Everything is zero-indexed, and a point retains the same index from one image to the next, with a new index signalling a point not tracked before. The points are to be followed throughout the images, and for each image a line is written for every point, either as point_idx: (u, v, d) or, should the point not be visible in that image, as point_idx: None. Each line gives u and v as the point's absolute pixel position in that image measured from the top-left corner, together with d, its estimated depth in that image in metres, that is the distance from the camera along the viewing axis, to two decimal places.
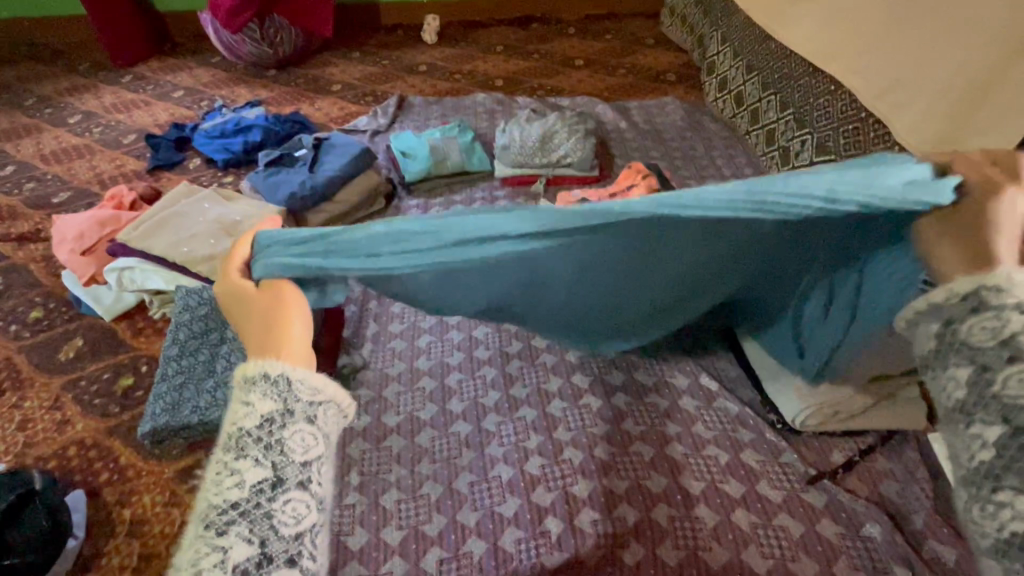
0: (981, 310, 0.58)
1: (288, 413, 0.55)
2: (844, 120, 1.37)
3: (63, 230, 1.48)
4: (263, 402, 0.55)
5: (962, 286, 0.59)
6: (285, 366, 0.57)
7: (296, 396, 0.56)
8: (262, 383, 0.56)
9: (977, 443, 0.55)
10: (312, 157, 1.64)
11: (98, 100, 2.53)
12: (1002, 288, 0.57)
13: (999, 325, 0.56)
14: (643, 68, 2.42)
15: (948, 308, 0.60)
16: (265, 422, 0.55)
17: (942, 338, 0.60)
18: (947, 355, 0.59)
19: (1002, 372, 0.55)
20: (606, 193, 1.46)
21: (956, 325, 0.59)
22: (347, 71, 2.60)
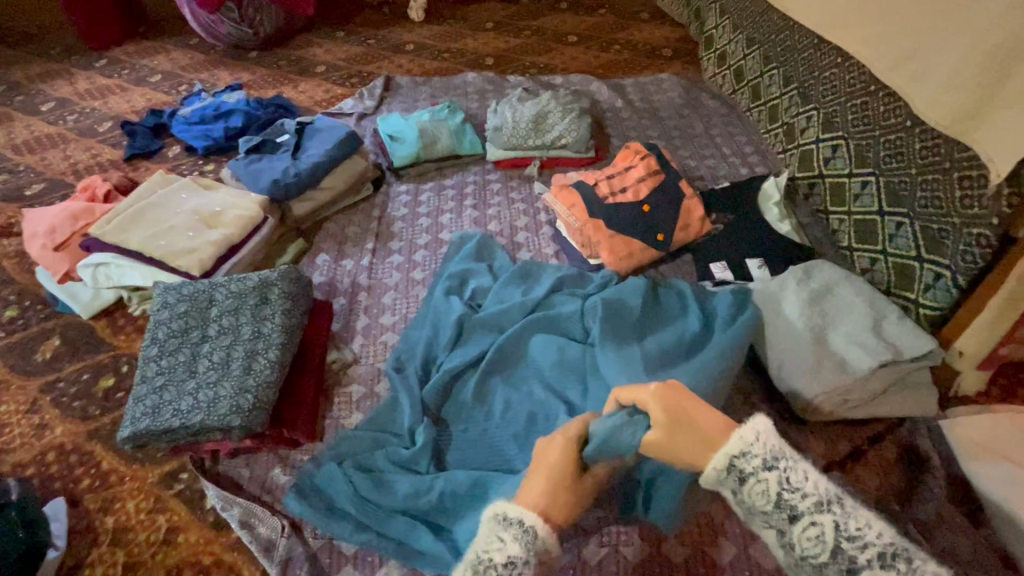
0: (748, 479, 0.74)
1: (525, 561, 0.77)
2: (852, 94, 1.31)
3: (34, 224, 1.41)
4: (513, 543, 0.77)
5: (721, 462, 0.75)
6: (538, 521, 0.79)
7: (536, 545, 0.77)
8: (513, 528, 0.78)
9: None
10: (295, 142, 1.57)
11: (71, 86, 2.42)
12: (746, 453, 0.74)
13: (766, 489, 0.73)
14: (639, 44, 2.33)
15: (727, 480, 0.75)
16: (510, 563, 0.76)
17: (742, 502, 0.76)
18: (759, 518, 0.75)
19: (794, 531, 0.72)
20: (603, 175, 1.40)
21: (743, 496, 0.74)
22: (331, 51, 2.50)
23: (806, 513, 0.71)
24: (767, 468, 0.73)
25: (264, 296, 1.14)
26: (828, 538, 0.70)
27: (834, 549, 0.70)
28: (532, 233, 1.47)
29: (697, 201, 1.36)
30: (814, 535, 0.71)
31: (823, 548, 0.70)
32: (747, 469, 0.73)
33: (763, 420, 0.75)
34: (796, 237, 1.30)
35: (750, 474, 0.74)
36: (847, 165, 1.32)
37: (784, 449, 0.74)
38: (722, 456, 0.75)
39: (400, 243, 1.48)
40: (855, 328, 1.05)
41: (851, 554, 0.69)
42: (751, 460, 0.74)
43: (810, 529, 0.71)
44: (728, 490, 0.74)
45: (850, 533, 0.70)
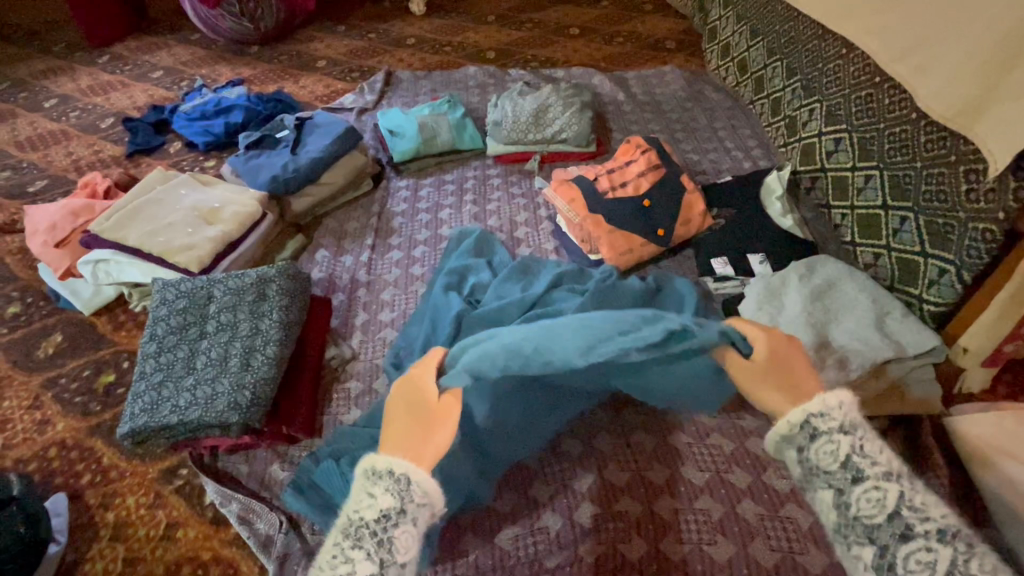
0: (817, 437, 0.69)
1: (401, 511, 0.66)
2: (856, 85, 1.28)
3: (36, 221, 1.42)
4: (384, 498, 0.67)
5: (797, 418, 0.71)
6: (408, 468, 0.68)
7: (411, 497, 0.67)
8: (385, 479, 0.68)
9: (858, 562, 0.64)
10: (293, 137, 1.56)
11: (74, 82, 2.43)
12: (823, 414, 0.70)
13: (835, 449, 0.68)
14: (642, 36, 2.30)
15: (794, 438, 0.71)
16: (383, 516, 0.66)
17: (800, 463, 0.71)
18: (812, 481, 0.69)
19: (853, 494, 0.65)
20: (603, 169, 1.39)
21: (807, 454, 0.70)
22: (332, 46, 2.49)
23: (874, 478, 0.65)
24: (842, 431, 0.69)
25: (262, 292, 1.14)
26: (890, 506, 0.64)
27: (894, 515, 0.63)
28: (532, 228, 1.46)
29: (698, 196, 1.34)
30: (875, 500, 0.64)
31: (882, 514, 0.64)
32: (822, 429, 0.69)
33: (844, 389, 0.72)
34: (798, 231, 1.28)
35: (822, 433, 0.70)
36: (850, 158, 1.30)
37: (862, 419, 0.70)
38: (800, 410, 0.71)
39: (400, 238, 1.47)
40: (858, 324, 1.04)
41: (917, 530, 0.62)
42: (827, 421, 0.70)
43: (873, 493, 0.65)
44: (795, 445, 0.70)
45: (917, 505, 0.64)
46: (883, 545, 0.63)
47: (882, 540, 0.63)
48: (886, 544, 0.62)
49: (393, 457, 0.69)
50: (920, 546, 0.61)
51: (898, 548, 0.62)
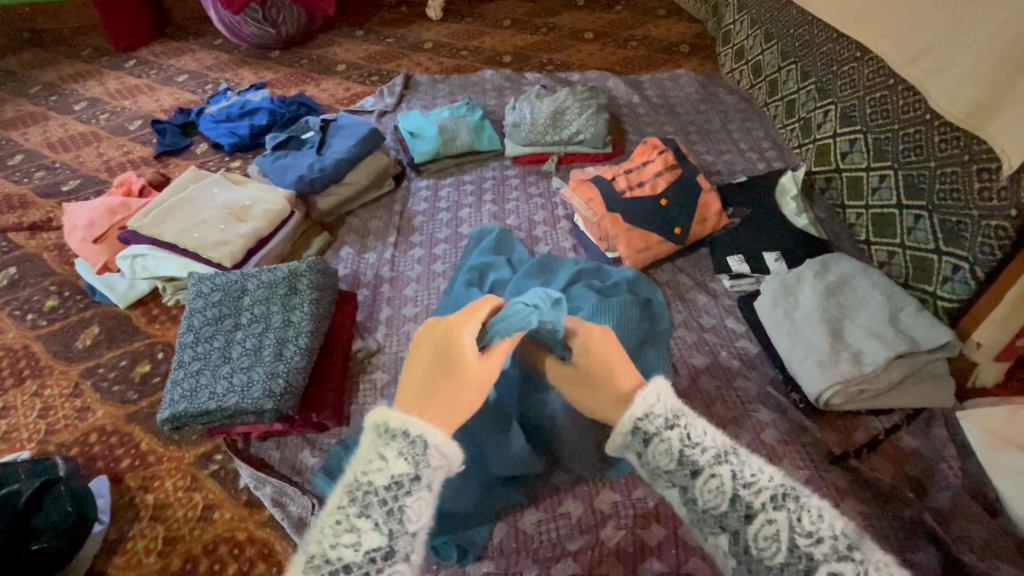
0: (651, 438, 0.72)
1: (416, 478, 0.66)
2: (870, 88, 1.31)
3: (74, 217, 1.48)
4: (397, 463, 0.66)
5: (627, 424, 0.73)
6: (426, 431, 0.68)
7: (426, 462, 0.67)
8: (400, 441, 0.67)
9: (719, 549, 0.66)
10: (319, 139, 1.61)
11: (103, 86, 2.50)
12: (648, 414, 0.73)
13: (668, 446, 0.70)
14: (655, 40, 2.34)
15: (631, 444, 0.73)
16: (394, 483, 0.65)
17: (644, 467, 0.73)
18: (660, 481, 0.72)
19: (695, 486, 0.68)
20: (620, 170, 1.42)
21: (647, 457, 0.72)
22: (351, 50, 2.55)
23: (706, 465, 0.68)
24: (668, 425, 0.72)
25: (293, 286, 1.18)
26: (727, 487, 0.66)
27: (733, 496, 0.66)
28: (550, 227, 1.50)
29: (714, 195, 1.37)
30: (715, 486, 0.67)
31: (721, 496, 0.66)
32: (651, 431, 0.72)
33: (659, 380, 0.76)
34: (813, 230, 1.31)
35: (653, 433, 0.72)
36: (864, 159, 1.32)
37: (683, 408, 0.73)
38: (627, 418, 0.73)
39: (421, 237, 1.52)
40: (872, 321, 1.06)
41: (753, 504, 0.65)
42: (653, 420, 0.73)
43: (711, 480, 0.67)
44: (632, 452, 0.72)
45: (748, 479, 0.67)
46: (732, 529, 0.65)
47: (731, 525, 0.65)
48: (735, 527, 0.65)
49: (412, 419, 0.69)
50: (758, 518, 0.64)
51: (746, 529, 0.64)
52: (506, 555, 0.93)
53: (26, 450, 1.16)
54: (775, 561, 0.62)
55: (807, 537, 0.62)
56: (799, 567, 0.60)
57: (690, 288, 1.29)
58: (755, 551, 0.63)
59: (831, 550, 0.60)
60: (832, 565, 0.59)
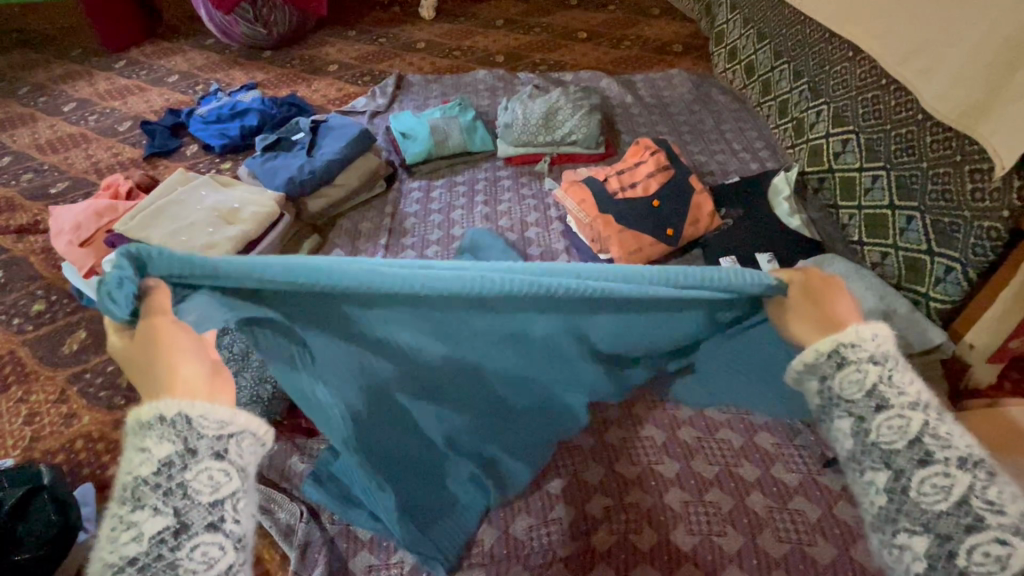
0: (845, 365, 0.62)
1: (188, 453, 0.52)
2: (862, 88, 1.31)
3: (60, 221, 1.46)
4: (160, 447, 0.52)
5: (825, 346, 0.63)
6: (182, 405, 0.53)
7: (198, 433, 0.53)
8: (157, 427, 0.52)
9: (872, 485, 0.60)
10: (309, 141, 1.60)
11: (92, 87, 2.48)
12: (855, 343, 0.63)
13: (863, 378, 0.61)
14: (649, 39, 2.33)
15: (819, 366, 0.64)
16: (163, 466, 0.52)
17: (821, 395, 0.65)
18: (832, 410, 0.64)
19: (875, 421, 0.60)
20: (613, 170, 1.41)
21: (833, 383, 0.63)
22: (343, 50, 2.53)
23: (899, 407, 0.60)
24: (874, 360, 0.62)
25: None
26: (913, 432, 0.59)
27: (915, 441, 0.59)
28: (543, 228, 1.49)
29: (707, 196, 1.36)
30: (898, 427, 0.59)
31: (903, 441, 0.59)
32: (850, 360, 0.62)
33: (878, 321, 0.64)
34: (805, 231, 1.30)
35: (849, 362, 0.63)
36: (857, 159, 1.32)
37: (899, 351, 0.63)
38: (827, 340, 0.63)
39: (413, 238, 1.51)
40: (864, 322, 1.05)
41: (936, 455, 0.58)
42: (857, 351, 0.63)
43: (897, 421, 0.60)
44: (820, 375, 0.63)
45: (940, 433, 0.59)
46: (900, 468, 0.58)
47: (900, 464, 0.58)
48: (902, 467, 0.58)
49: (163, 400, 0.53)
50: (935, 469, 0.57)
51: (915, 471, 0.58)
52: (497, 561, 0.92)
53: (11, 458, 1.14)
54: (933, 510, 0.56)
55: (987, 502, 0.55)
56: (962, 520, 0.55)
57: None
58: (914, 496, 0.57)
59: (1009, 521, 0.54)
60: (1004, 534, 0.54)
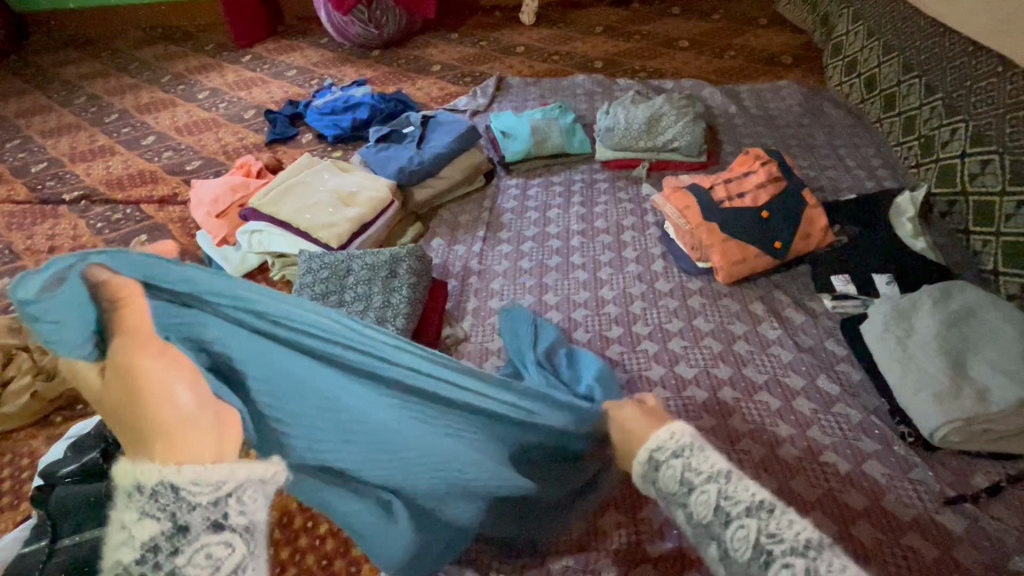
0: (658, 468, 0.62)
1: (179, 531, 0.45)
2: (1013, 105, 1.20)
3: (201, 194, 1.63)
4: (144, 527, 0.44)
5: (641, 455, 0.64)
6: (165, 475, 0.44)
7: (189, 504, 0.45)
8: (141, 500, 0.45)
9: (712, 560, 0.58)
10: (419, 134, 1.69)
11: (223, 78, 2.75)
12: (664, 445, 0.63)
13: (671, 472, 0.61)
14: (755, 50, 2.27)
15: (647, 474, 0.64)
16: (149, 552, 0.44)
17: (655, 491, 0.64)
18: (669, 503, 0.62)
19: (689, 501, 0.59)
20: (719, 178, 1.39)
21: (657, 486, 0.63)
22: (446, 52, 2.65)
23: (699, 482, 0.59)
24: (677, 451, 0.62)
25: (393, 271, 1.25)
26: (713, 502, 0.57)
27: (721, 510, 0.57)
28: (639, 233, 1.49)
29: (820, 210, 1.31)
30: (704, 500, 0.58)
31: (712, 512, 0.57)
32: (660, 461, 0.62)
33: (682, 419, 0.65)
34: (931, 255, 1.22)
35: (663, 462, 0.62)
36: (998, 182, 1.21)
37: (700, 438, 0.62)
38: (643, 450, 0.64)
39: (509, 233, 1.56)
40: (1002, 356, 0.97)
41: (732, 512, 0.56)
42: (664, 452, 0.63)
43: (701, 496, 0.58)
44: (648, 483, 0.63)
45: (730, 494, 0.57)
46: (717, 536, 0.56)
47: (714, 532, 0.57)
48: (717, 534, 0.56)
49: (135, 465, 0.45)
50: (736, 523, 0.55)
51: (723, 535, 0.56)
52: (583, 551, 0.93)
53: None
54: (745, 565, 0.54)
55: (772, 537, 0.54)
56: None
57: (786, 305, 1.25)
58: (730, 553, 0.55)
59: (790, 547, 0.52)
60: (787, 560, 0.52)
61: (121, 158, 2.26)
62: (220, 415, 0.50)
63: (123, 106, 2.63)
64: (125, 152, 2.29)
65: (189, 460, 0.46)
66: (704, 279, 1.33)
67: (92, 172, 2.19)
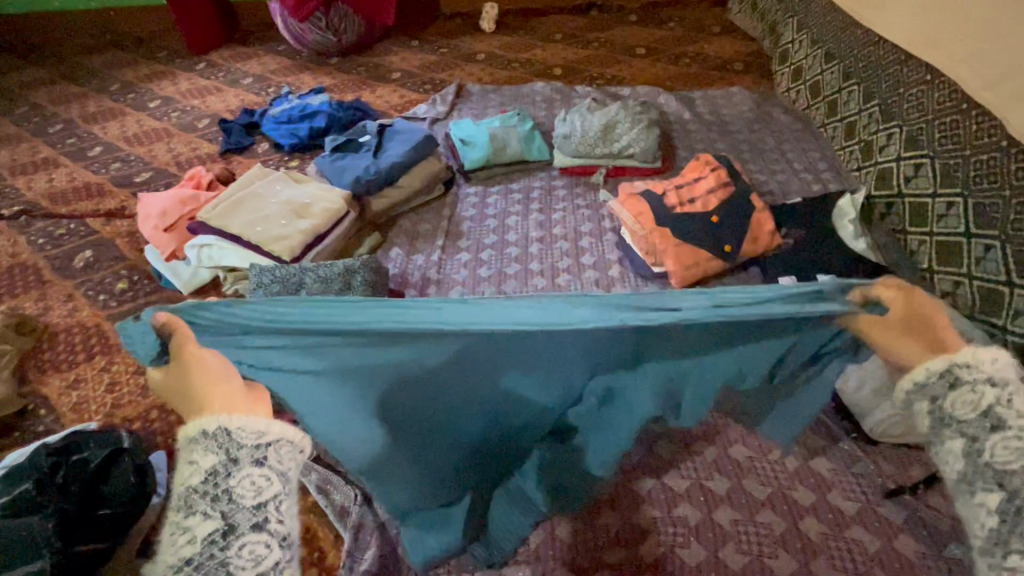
0: (958, 387, 0.67)
1: (231, 462, 0.62)
2: (940, 112, 1.27)
3: (148, 207, 1.58)
4: (207, 459, 0.62)
5: (937, 366, 0.68)
6: (223, 419, 0.63)
7: (239, 443, 0.63)
8: (204, 441, 0.63)
9: (982, 505, 0.65)
10: (375, 143, 1.67)
11: (175, 86, 2.67)
12: (972, 364, 0.67)
13: (977, 398, 0.66)
14: (708, 57, 2.33)
15: (930, 386, 0.69)
16: (210, 477, 0.61)
17: (929, 414, 0.69)
18: (941, 430, 0.69)
19: (988, 439, 0.66)
20: (671, 184, 1.42)
21: (942, 403, 0.68)
22: (406, 60, 2.64)
23: (1009, 421, 0.65)
24: (990, 381, 0.67)
25: (347, 283, 1.24)
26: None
27: (999, 429, 0.65)
28: (596, 239, 1.51)
29: (768, 215, 1.36)
30: (1012, 445, 0.65)
31: (975, 412, 0.66)
32: (966, 380, 0.67)
33: (993, 346, 0.69)
34: (871, 255, 1.27)
35: (964, 382, 0.67)
36: (931, 184, 1.28)
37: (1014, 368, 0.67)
38: (948, 360, 0.68)
39: (469, 242, 1.55)
40: None
41: (1009, 423, 0.65)
42: (971, 372, 0.67)
43: (1010, 441, 0.65)
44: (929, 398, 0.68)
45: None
46: (985, 467, 0.65)
47: (972, 450, 0.67)
48: (986, 463, 0.65)
49: (208, 419, 0.63)
50: (1008, 434, 0.65)
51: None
52: (541, 559, 0.93)
53: (95, 421, 1.24)
54: None
55: None
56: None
57: None
58: (1019, 486, 0.64)
59: None
60: None
61: (65, 170, 2.16)
62: (251, 390, 0.68)
63: (67, 115, 2.52)
64: (70, 164, 2.19)
65: (238, 413, 0.64)
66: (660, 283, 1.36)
67: (33, 185, 2.09)
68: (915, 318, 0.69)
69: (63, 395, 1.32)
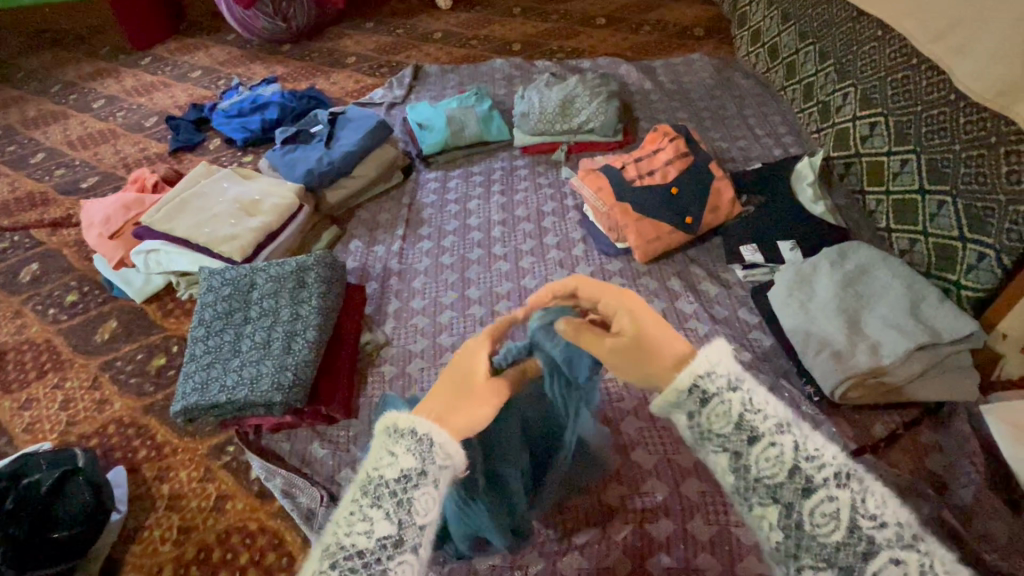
0: (709, 400, 0.66)
1: (422, 473, 0.63)
2: (892, 68, 1.27)
3: (91, 214, 1.50)
4: (406, 458, 0.63)
5: (683, 381, 0.66)
6: (434, 430, 0.64)
7: (432, 459, 0.63)
8: (409, 438, 0.64)
9: (765, 520, 0.63)
10: (327, 132, 1.61)
11: (119, 84, 2.54)
12: (710, 372, 0.66)
13: (728, 410, 0.65)
14: (669, 23, 2.28)
15: (683, 403, 0.67)
16: (404, 477, 0.62)
17: (692, 428, 0.67)
18: (707, 445, 0.67)
19: (751, 454, 0.64)
20: (631, 158, 1.39)
21: (699, 418, 0.66)
22: (361, 43, 2.54)
23: (767, 434, 0.64)
24: (731, 388, 0.66)
25: (301, 280, 1.20)
26: (789, 459, 0.62)
27: (794, 469, 0.62)
28: (559, 218, 1.48)
29: (728, 182, 1.34)
30: (774, 455, 0.63)
31: (782, 470, 0.62)
32: (709, 391, 0.66)
33: (721, 340, 0.68)
34: (830, 219, 1.26)
35: (712, 395, 0.66)
36: (886, 143, 1.27)
37: (745, 374, 0.67)
38: (687, 374, 0.67)
39: (430, 229, 1.51)
40: (890, 312, 1.02)
41: (815, 479, 0.61)
42: (714, 381, 0.66)
43: (770, 450, 0.63)
44: (685, 412, 0.67)
45: (810, 454, 0.62)
46: (787, 500, 0.61)
47: (785, 496, 0.61)
48: (790, 498, 0.61)
49: (419, 419, 0.65)
50: (819, 496, 0.60)
51: (802, 502, 0.61)
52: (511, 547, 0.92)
53: (50, 441, 1.20)
54: (831, 542, 0.59)
55: (870, 519, 0.59)
56: (857, 549, 0.58)
57: (701, 278, 1.28)
58: (807, 525, 0.60)
59: (893, 535, 0.58)
60: (894, 552, 0.57)
61: (7, 180, 2.05)
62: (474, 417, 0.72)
63: (7, 121, 2.40)
64: (12, 173, 2.09)
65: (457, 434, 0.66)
66: (623, 259, 1.34)
67: None
68: (637, 342, 0.69)
69: (15, 416, 1.26)
